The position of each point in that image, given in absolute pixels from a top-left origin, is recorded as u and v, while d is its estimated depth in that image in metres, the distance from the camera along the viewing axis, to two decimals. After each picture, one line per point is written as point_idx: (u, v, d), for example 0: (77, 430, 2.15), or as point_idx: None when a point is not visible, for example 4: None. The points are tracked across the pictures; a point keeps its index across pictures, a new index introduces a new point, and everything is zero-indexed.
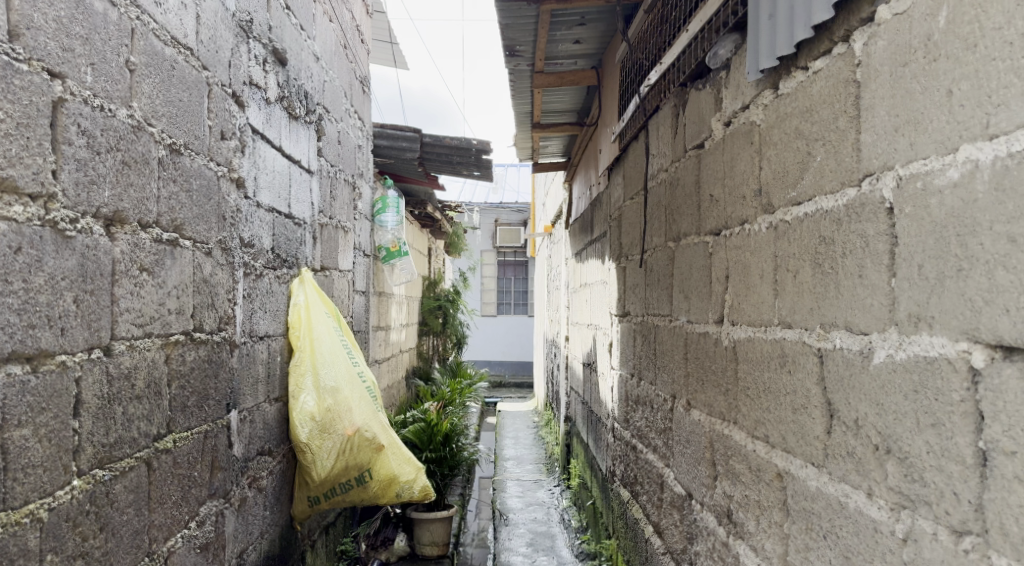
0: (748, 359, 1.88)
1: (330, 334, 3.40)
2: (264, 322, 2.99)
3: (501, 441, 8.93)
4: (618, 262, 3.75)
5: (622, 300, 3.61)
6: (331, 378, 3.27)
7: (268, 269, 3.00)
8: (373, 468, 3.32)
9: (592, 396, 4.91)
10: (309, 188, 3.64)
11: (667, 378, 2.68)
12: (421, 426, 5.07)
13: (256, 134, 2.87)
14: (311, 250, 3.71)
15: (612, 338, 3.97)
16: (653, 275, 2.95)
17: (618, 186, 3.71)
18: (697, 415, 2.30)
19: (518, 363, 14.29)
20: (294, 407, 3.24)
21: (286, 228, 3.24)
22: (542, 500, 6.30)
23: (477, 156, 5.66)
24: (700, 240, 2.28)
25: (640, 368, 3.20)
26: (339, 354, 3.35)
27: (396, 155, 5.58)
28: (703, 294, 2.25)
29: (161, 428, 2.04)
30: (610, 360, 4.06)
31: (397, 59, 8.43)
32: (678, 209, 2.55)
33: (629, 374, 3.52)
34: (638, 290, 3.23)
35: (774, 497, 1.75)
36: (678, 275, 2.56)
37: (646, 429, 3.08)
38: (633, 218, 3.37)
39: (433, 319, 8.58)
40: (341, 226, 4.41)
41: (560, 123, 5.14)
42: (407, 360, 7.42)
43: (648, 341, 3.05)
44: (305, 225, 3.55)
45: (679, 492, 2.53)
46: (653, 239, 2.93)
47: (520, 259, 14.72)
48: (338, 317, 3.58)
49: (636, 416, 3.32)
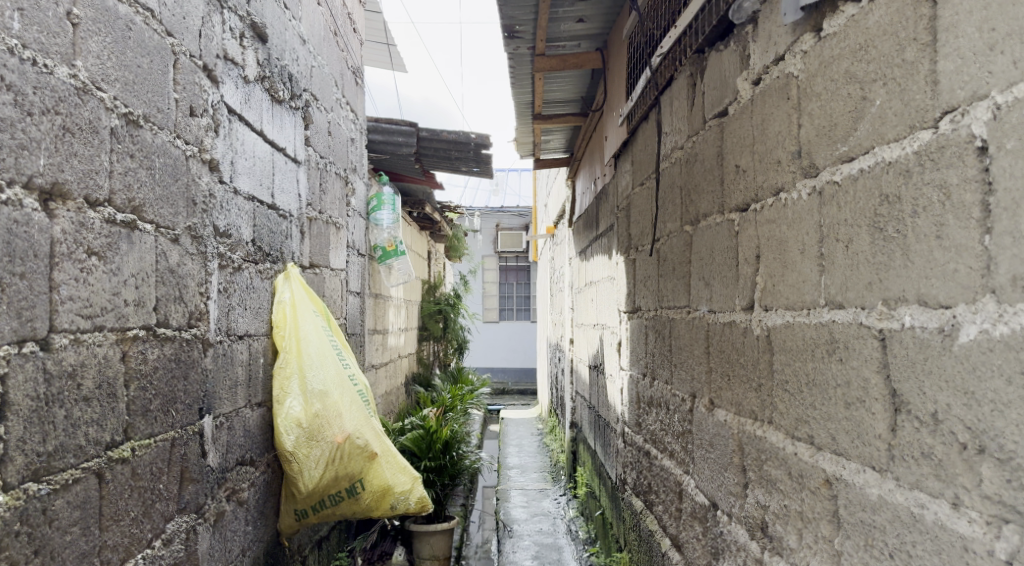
0: (787, 348, 1.63)
1: (319, 334, 3.15)
2: (245, 321, 2.75)
3: (504, 449, 8.69)
4: (626, 255, 3.51)
5: (632, 295, 3.37)
6: (319, 381, 3.02)
7: (248, 262, 2.76)
8: (366, 478, 3.08)
9: (599, 400, 4.66)
10: (296, 179, 3.40)
11: (685, 376, 2.44)
12: (418, 434, 4.82)
13: (233, 115, 2.63)
14: (299, 245, 3.46)
15: (621, 337, 3.72)
16: (668, 264, 2.70)
17: (626, 173, 3.48)
18: (723, 415, 2.06)
19: (520, 370, 14.04)
20: (279, 412, 2.99)
21: (268, 220, 3.00)
22: (548, 510, 6.04)
23: (476, 151, 5.43)
24: (724, 219, 2.05)
25: (654, 367, 2.96)
26: (328, 355, 3.11)
27: (391, 150, 5.35)
28: (728, 278, 2.01)
29: (117, 434, 1.79)
30: (619, 361, 3.81)
31: (394, 61, 8.22)
32: (697, 187, 2.31)
33: (640, 375, 3.28)
34: (651, 282, 2.99)
35: (821, 508, 1.50)
36: (697, 261, 2.32)
37: (661, 432, 2.84)
38: (643, 205, 3.13)
39: (433, 325, 8.35)
40: (332, 222, 4.17)
41: (563, 115, 4.91)
42: (406, 365, 7.17)
43: (662, 338, 2.80)
44: (291, 218, 3.31)
45: (702, 503, 2.28)
46: (667, 225, 2.69)
47: (522, 264, 14.50)
48: (328, 316, 3.33)
49: (649, 420, 3.07)
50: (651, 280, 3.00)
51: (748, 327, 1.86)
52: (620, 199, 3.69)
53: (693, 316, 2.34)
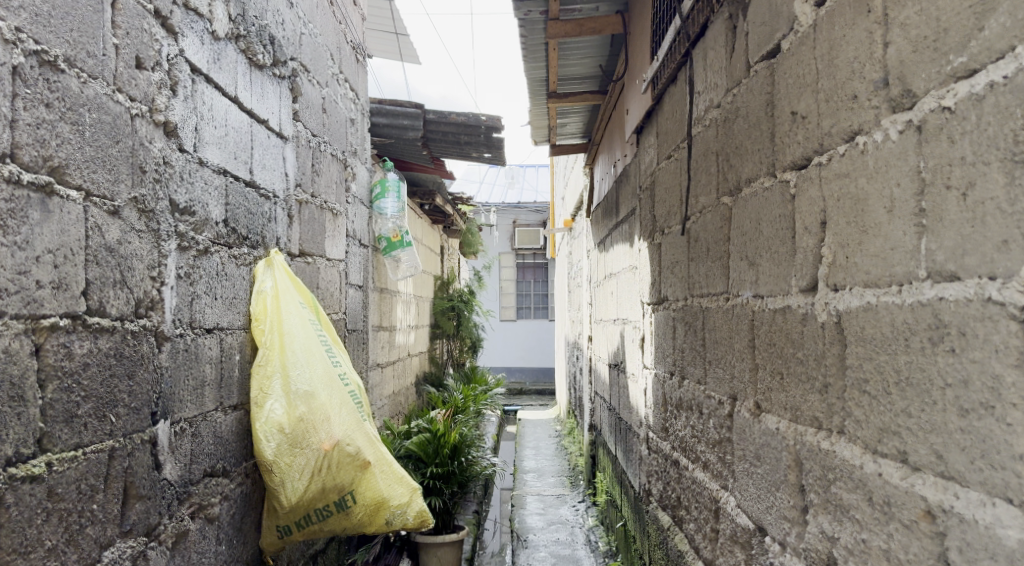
0: (868, 338, 1.27)
1: (305, 328, 2.80)
2: (215, 312, 2.41)
3: (521, 451, 8.33)
4: (650, 240, 3.13)
5: (658, 285, 2.99)
6: (304, 381, 2.68)
7: (218, 244, 2.42)
8: (357, 489, 2.73)
9: (620, 402, 4.28)
10: (282, 156, 3.05)
11: (724, 374, 2.06)
12: (425, 437, 4.47)
13: (198, 74, 2.29)
14: (286, 230, 3.12)
15: (645, 331, 3.35)
16: (700, 245, 2.33)
17: (651, 147, 3.10)
18: (773, 422, 1.69)
19: (538, 369, 13.66)
20: (258, 416, 2.64)
21: (245, 199, 2.66)
22: (566, 518, 5.66)
23: (487, 135, 5.07)
24: (775, 181, 1.68)
25: (684, 364, 2.58)
26: (315, 352, 2.76)
27: (396, 134, 4.99)
28: (782, 254, 1.63)
29: (23, 446, 1.48)
30: (642, 359, 3.43)
31: (403, 52, 7.88)
32: (738, 148, 1.94)
33: (666, 373, 2.90)
34: (679, 268, 2.63)
35: (917, 549, 1.14)
36: (738, 237, 1.95)
37: (693, 439, 2.46)
38: (670, 180, 2.76)
39: (446, 323, 8.00)
40: (329, 207, 3.83)
41: (580, 93, 4.54)
42: (416, 365, 6.82)
43: (693, 331, 2.43)
44: (275, 199, 2.96)
45: (744, 526, 1.91)
46: (700, 198, 2.32)
47: (540, 262, 14.13)
48: (317, 308, 2.98)
49: (677, 426, 2.70)
50: (679, 264, 2.63)
51: (809, 313, 1.49)
52: (643, 178, 3.31)
53: (733, 303, 1.97)
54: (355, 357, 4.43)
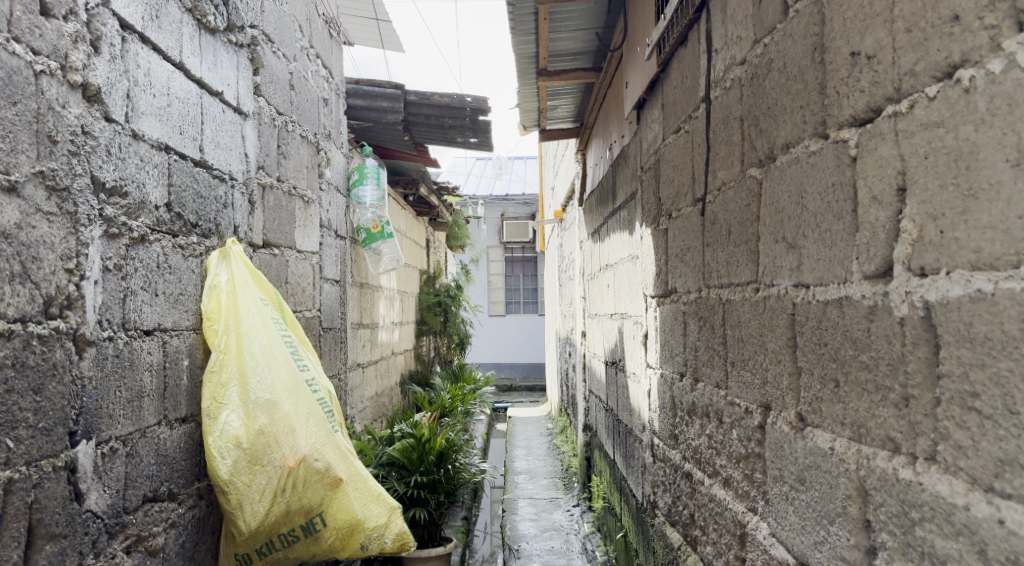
0: (981, 339, 1.00)
1: (266, 327, 2.47)
2: (157, 311, 2.07)
3: (511, 452, 8.00)
4: (655, 226, 2.81)
5: (664, 276, 2.67)
6: (265, 389, 2.35)
7: (159, 231, 2.09)
8: (328, 511, 2.40)
9: (619, 403, 3.97)
10: (240, 134, 2.72)
11: (752, 378, 1.75)
12: (408, 442, 4.14)
13: (130, 32, 1.95)
14: (247, 217, 2.78)
15: (648, 327, 3.02)
16: (719, 228, 2.02)
17: (655, 121, 2.78)
18: (825, 440, 1.38)
19: (528, 365, 13.34)
20: (211, 430, 2.31)
21: (193, 180, 2.32)
22: (560, 524, 5.34)
23: (472, 117, 4.73)
24: (828, 141, 1.37)
25: (698, 364, 2.26)
26: (277, 356, 2.44)
27: (376, 118, 4.64)
28: (838, 232, 1.32)
29: None
30: (644, 357, 3.12)
31: (384, 39, 7.53)
32: (771, 109, 1.63)
33: (675, 375, 2.58)
34: (691, 255, 2.31)
35: None
36: (770, 214, 1.63)
37: (710, 451, 2.14)
38: (679, 156, 2.45)
39: (432, 319, 7.66)
40: (299, 194, 3.49)
41: (572, 70, 4.21)
42: (400, 363, 6.48)
43: (709, 327, 2.12)
44: (232, 181, 2.62)
45: (780, 560, 1.61)
46: (719, 172, 2.00)
47: (529, 255, 13.80)
48: (281, 305, 2.64)
49: (689, 433, 2.39)
50: (691, 252, 2.32)
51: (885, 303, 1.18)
52: (645, 158, 2.99)
53: (765, 293, 1.66)
54: (333, 357, 4.10)
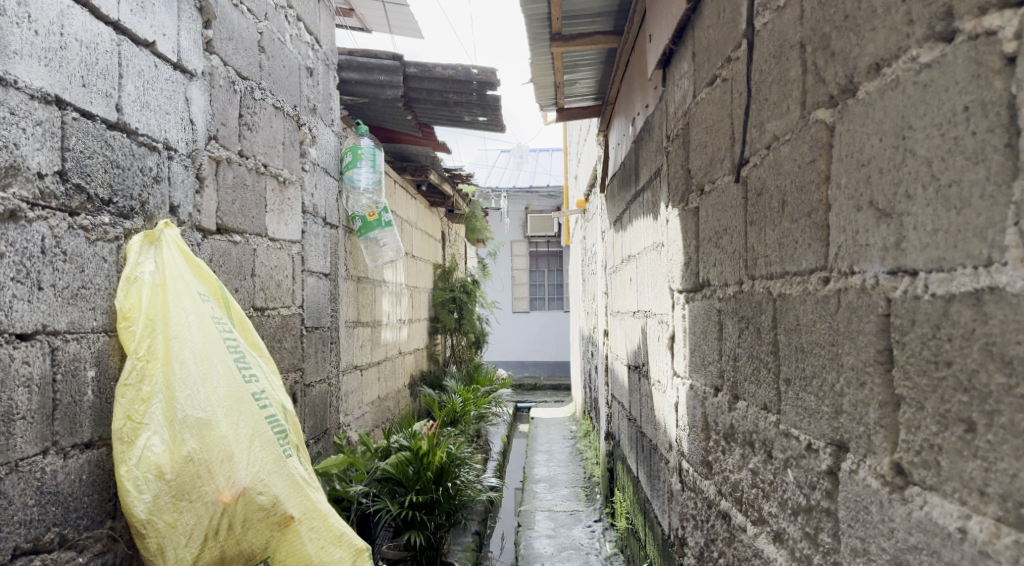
0: None
1: (203, 329, 2.01)
2: (40, 307, 1.66)
3: (531, 456, 7.52)
4: (682, 205, 2.32)
5: (694, 265, 2.18)
6: (196, 406, 1.90)
7: (45, 206, 1.67)
8: (274, 557, 1.97)
9: (642, 412, 3.48)
10: (182, 95, 2.28)
11: (817, 405, 1.27)
12: (404, 455, 3.68)
13: None
14: (192, 196, 2.34)
15: (674, 327, 2.53)
16: (768, 199, 1.52)
17: (683, 77, 2.27)
18: (949, 516, 0.92)
19: (553, 364, 12.86)
20: (127, 457, 1.85)
21: (108, 146, 1.89)
22: (579, 542, 4.85)
23: (479, 93, 4.25)
24: (960, 41, 0.90)
25: (738, 377, 1.77)
26: (214, 365, 1.98)
27: (372, 93, 4.17)
28: (982, 182, 0.87)
29: None
30: (671, 363, 2.61)
31: (393, 24, 7.05)
32: (848, 22, 1.15)
33: (707, 388, 2.09)
34: (729, 239, 1.82)
35: None
36: (847, 171, 1.14)
37: (755, 490, 1.65)
38: (713, 114, 1.95)
39: (445, 315, 7.20)
40: (273, 173, 3.04)
41: (590, 34, 3.70)
42: (409, 364, 6.02)
43: (753, 331, 1.64)
44: (167, 152, 2.19)
45: None
46: (767, 123, 1.52)
47: (554, 250, 13.29)
48: (227, 301, 2.19)
49: (726, 464, 1.91)
50: (728, 233, 1.83)
51: None
52: (670, 124, 2.49)
53: (840, 286, 1.17)
54: (321, 360, 3.65)
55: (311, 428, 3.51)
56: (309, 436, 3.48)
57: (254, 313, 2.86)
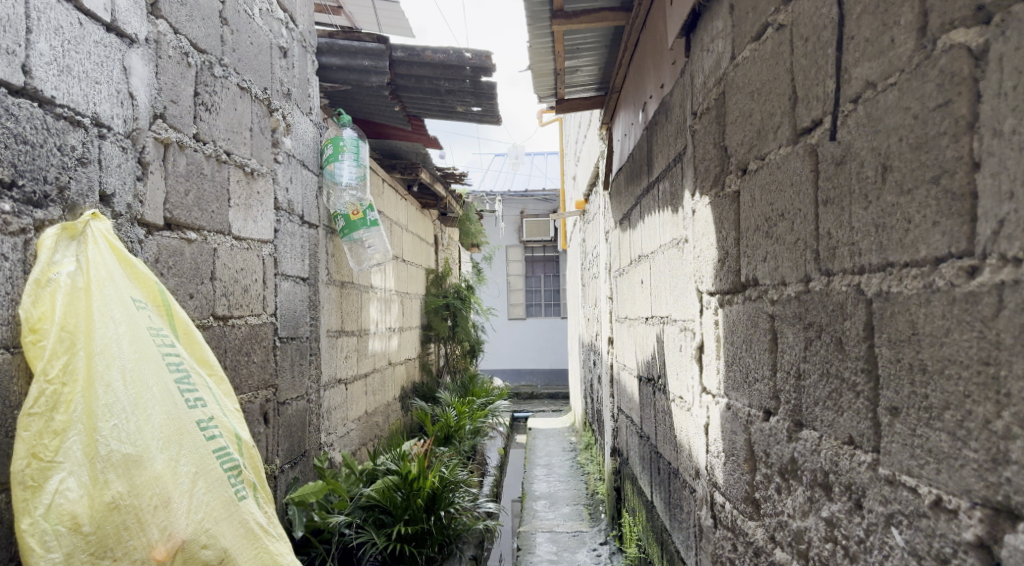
0: None
1: (136, 344, 1.63)
2: None
3: (530, 470, 7.13)
4: (715, 191, 1.97)
5: (733, 262, 1.82)
6: (123, 440, 1.53)
7: None
8: None
9: (658, 430, 3.11)
10: (119, 63, 1.90)
11: (956, 449, 0.96)
12: (391, 480, 3.31)
13: None
14: (132, 185, 1.96)
15: (703, 336, 2.17)
16: (857, 169, 1.18)
17: (717, 39, 1.92)
18: None
19: (550, 372, 12.51)
20: (31, 503, 1.47)
21: (10, 116, 1.55)
22: None
23: (473, 80, 3.88)
24: None
25: (803, 400, 1.41)
26: (149, 388, 1.61)
27: (354, 81, 3.78)
28: None
29: None
30: (698, 377, 2.25)
31: (380, 21, 6.68)
32: None
33: (752, 410, 1.73)
34: (787, 226, 1.47)
35: None
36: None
37: (832, 546, 1.29)
38: (762, 73, 1.60)
39: (438, 322, 6.83)
40: (239, 162, 2.66)
41: (594, 10, 3.32)
42: (399, 375, 5.64)
43: (829, 343, 1.29)
44: (99, 131, 1.82)
45: None
46: (855, 69, 1.17)
47: (550, 255, 12.91)
48: (170, 308, 1.81)
49: (783, 506, 1.55)
50: (785, 219, 1.48)
51: None
52: (699, 98, 2.14)
53: (1001, 281, 0.90)
54: (299, 374, 3.27)
55: (287, 451, 3.12)
56: (284, 460, 3.08)
57: (216, 323, 2.47)
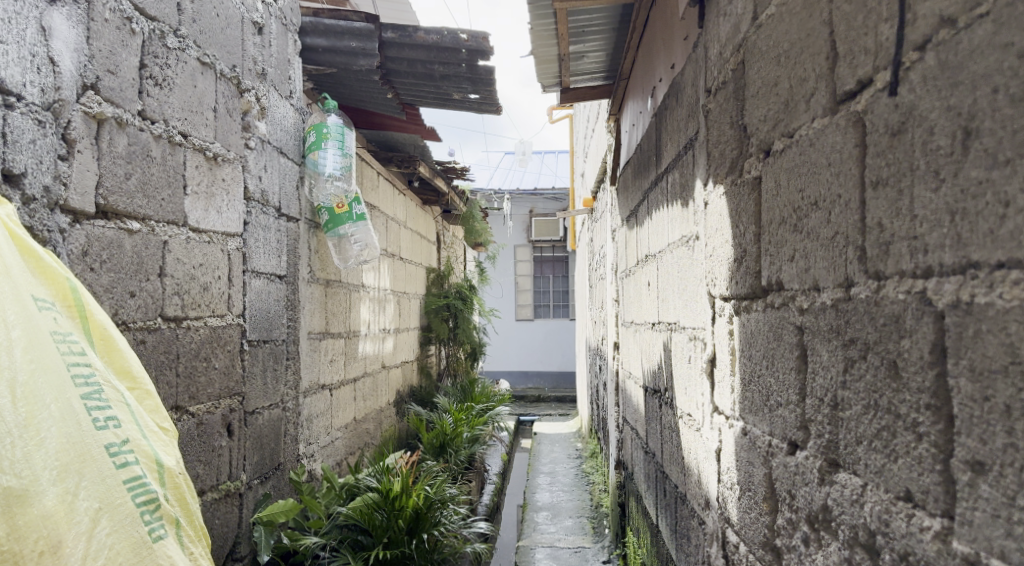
0: None
1: (31, 351, 1.36)
2: None
3: (533, 478, 6.85)
4: (731, 178, 1.68)
5: (753, 262, 1.54)
6: (5, 470, 1.25)
7: None
8: None
9: (664, 447, 2.83)
10: (35, 24, 1.64)
11: None
12: (371, 499, 3.04)
13: None
14: (51, 164, 1.71)
15: (715, 347, 1.88)
16: (922, 138, 0.89)
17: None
18: None
19: (558, 374, 12.23)
20: None
21: None
22: None
23: (469, 64, 3.60)
24: None
25: (841, 436, 1.12)
26: (44, 406, 1.34)
27: (341, 64, 3.49)
28: None
29: None
30: (709, 394, 1.96)
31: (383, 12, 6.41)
32: None
33: (775, 440, 1.44)
34: (822, 217, 1.18)
35: None
36: None
37: None
38: (791, 30, 1.31)
39: (438, 323, 6.55)
40: (198, 146, 2.39)
41: None
42: (395, 379, 5.37)
43: (878, 367, 1.00)
44: (6, 99, 1.56)
45: None
46: (924, 5, 0.89)
47: (559, 255, 12.62)
48: (82, 308, 1.53)
49: (811, 562, 1.26)
50: (821, 209, 1.19)
51: None
52: (714, 71, 1.85)
53: None
54: (273, 380, 3.00)
55: (257, 466, 2.84)
56: (253, 475, 2.81)
57: (166, 325, 2.21)
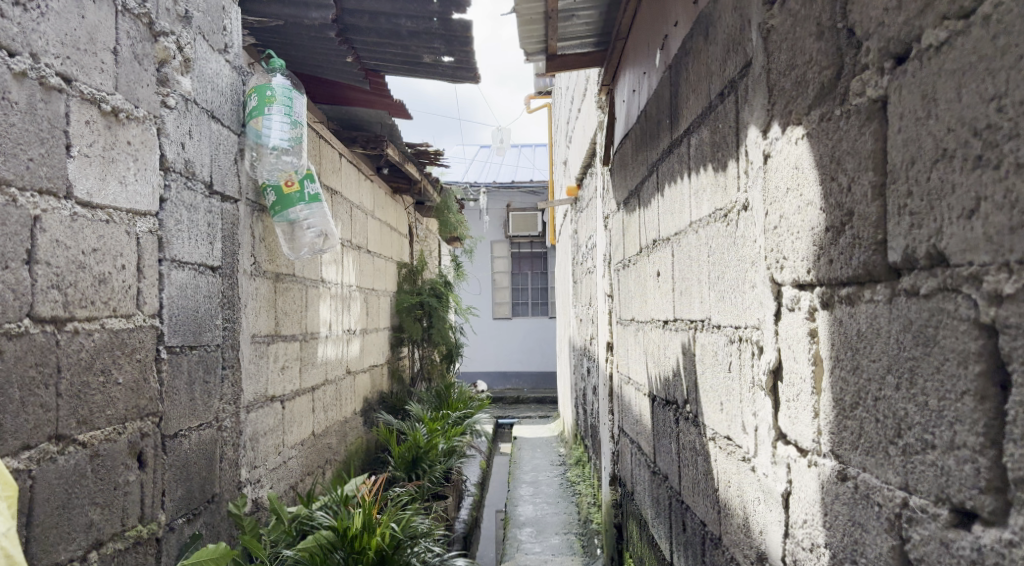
0: None
1: None
2: None
3: (515, 488, 6.32)
4: (824, 111, 1.17)
5: (874, 230, 1.03)
6: None
7: None
8: None
9: (683, 473, 2.31)
10: None
11: None
12: (325, 539, 2.49)
13: None
14: None
15: (785, 353, 1.36)
16: None
17: None
18: None
19: (537, 375, 11.74)
20: None
21: None
22: None
23: (442, 18, 3.04)
24: None
25: None
26: None
27: (287, 17, 2.92)
28: None
29: None
30: (772, 418, 1.44)
31: None
32: None
33: (924, 500, 0.93)
34: None
35: None
36: None
37: None
38: None
39: (410, 323, 6.00)
40: (88, 95, 1.83)
41: None
42: (362, 385, 4.81)
43: None
44: None
45: None
46: None
47: (538, 251, 12.08)
48: None
49: None
50: None
51: None
52: None
53: None
54: (204, 395, 2.45)
55: (181, 501, 2.28)
56: (176, 513, 2.25)
57: (37, 328, 1.65)
